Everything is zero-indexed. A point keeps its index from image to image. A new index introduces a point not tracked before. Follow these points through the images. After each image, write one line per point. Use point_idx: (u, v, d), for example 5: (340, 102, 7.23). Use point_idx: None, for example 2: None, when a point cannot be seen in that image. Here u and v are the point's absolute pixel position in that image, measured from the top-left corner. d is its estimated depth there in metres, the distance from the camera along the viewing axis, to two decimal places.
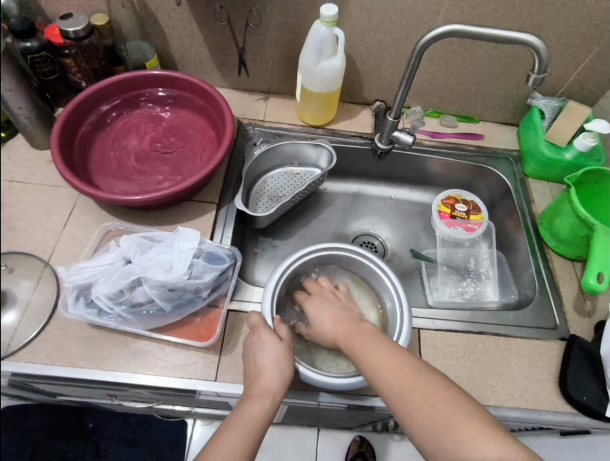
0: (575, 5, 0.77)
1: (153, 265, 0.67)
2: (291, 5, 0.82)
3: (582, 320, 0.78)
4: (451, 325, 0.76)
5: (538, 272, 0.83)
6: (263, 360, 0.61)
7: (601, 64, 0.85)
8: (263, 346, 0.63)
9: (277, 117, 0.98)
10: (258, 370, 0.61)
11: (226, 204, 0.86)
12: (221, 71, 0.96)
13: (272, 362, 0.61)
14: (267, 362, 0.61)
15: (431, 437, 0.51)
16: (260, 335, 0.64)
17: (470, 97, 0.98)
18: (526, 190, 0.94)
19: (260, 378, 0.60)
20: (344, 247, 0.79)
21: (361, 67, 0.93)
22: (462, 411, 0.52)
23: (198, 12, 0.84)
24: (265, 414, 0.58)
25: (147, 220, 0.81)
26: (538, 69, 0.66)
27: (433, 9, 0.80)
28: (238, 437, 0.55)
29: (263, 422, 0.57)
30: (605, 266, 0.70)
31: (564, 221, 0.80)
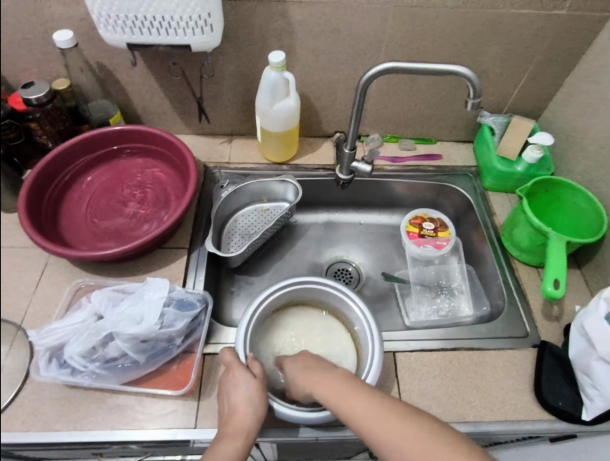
0: (503, 32, 0.83)
1: (124, 319, 0.68)
2: (241, 55, 0.86)
3: (551, 325, 0.80)
4: (426, 345, 0.77)
5: (505, 283, 0.86)
6: (237, 398, 0.63)
7: (537, 80, 0.91)
8: (238, 386, 0.64)
9: (242, 158, 1.02)
10: (233, 410, 0.62)
11: (197, 248, 0.88)
12: (183, 119, 1.00)
13: (247, 403, 0.62)
14: (242, 402, 0.62)
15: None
16: (234, 373, 0.65)
17: (423, 121, 1.03)
18: (486, 203, 0.98)
19: (235, 419, 0.61)
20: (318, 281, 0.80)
21: (316, 103, 0.98)
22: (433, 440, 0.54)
23: (154, 69, 0.88)
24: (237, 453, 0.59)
25: (120, 272, 0.82)
26: (473, 95, 0.70)
27: (374, 46, 0.85)
28: None
29: None
30: (561, 272, 0.73)
31: (521, 231, 0.84)
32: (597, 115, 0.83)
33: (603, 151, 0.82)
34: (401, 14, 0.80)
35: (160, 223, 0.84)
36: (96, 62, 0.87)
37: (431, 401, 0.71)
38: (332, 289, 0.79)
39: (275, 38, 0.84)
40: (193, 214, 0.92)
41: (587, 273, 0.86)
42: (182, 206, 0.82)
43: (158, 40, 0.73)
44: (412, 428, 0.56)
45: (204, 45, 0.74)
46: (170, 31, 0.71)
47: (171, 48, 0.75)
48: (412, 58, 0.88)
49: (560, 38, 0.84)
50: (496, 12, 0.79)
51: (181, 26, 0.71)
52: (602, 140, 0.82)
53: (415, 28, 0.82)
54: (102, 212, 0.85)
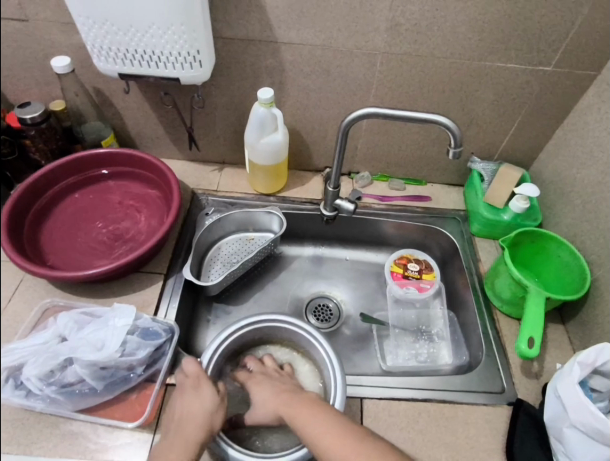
0: (491, 82, 0.83)
1: (85, 344, 0.67)
2: (233, 88, 0.88)
3: (529, 382, 0.77)
4: (396, 393, 0.74)
5: (485, 333, 0.83)
6: (195, 409, 0.65)
7: (528, 130, 0.91)
8: (198, 401, 0.66)
9: (231, 187, 1.02)
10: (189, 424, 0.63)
11: (174, 275, 0.87)
12: (176, 145, 1.02)
13: (206, 419, 0.64)
14: (199, 416, 0.64)
15: None
16: (200, 385, 0.67)
17: (414, 162, 1.03)
18: (473, 248, 0.96)
19: (189, 428, 0.63)
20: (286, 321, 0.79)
21: (307, 138, 0.99)
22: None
23: (148, 97, 0.90)
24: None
25: (93, 294, 0.82)
26: (455, 144, 0.70)
27: (364, 88, 0.87)
28: None
29: None
30: (537, 330, 0.71)
31: (503, 282, 0.82)
32: (585, 170, 0.82)
33: (589, 206, 0.81)
34: (390, 60, 0.81)
35: (139, 246, 0.85)
36: (93, 87, 0.90)
37: None
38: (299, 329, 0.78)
39: (267, 75, 0.85)
40: (175, 240, 0.93)
41: (571, 330, 0.83)
42: (161, 231, 0.82)
43: (149, 72, 0.75)
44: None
45: (195, 79, 0.76)
46: (160, 65, 0.73)
47: (161, 80, 0.77)
48: (401, 101, 0.88)
49: (549, 92, 0.84)
50: (484, 64, 0.80)
51: (171, 60, 0.72)
52: (589, 195, 0.81)
53: (404, 74, 0.83)
54: (84, 232, 0.85)
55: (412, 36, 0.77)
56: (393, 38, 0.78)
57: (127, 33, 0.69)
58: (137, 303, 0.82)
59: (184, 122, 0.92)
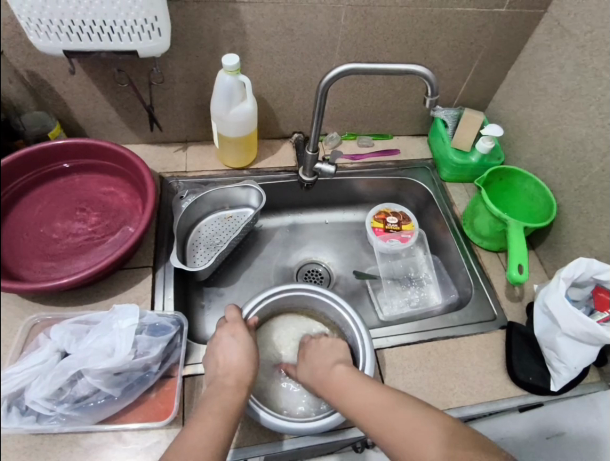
0: (451, 29, 0.85)
1: (93, 352, 0.63)
2: (192, 58, 0.82)
3: (515, 305, 0.85)
4: (405, 339, 0.79)
5: (470, 270, 0.90)
6: (235, 353, 0.66)
7: (483, 74, 0.96)
8: (233, 343, 0.67)
9: (199, 166, 0.97)
10: (225, 362, 0.65)
11: (162, 265, 0.83)
12: (132, 128, 0.93)
13: (244, 358, 0.66)
14: (238, 353, 0.66)
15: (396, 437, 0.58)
16: (238, 330, 0.70)
17: (380, 118, 1.05)
18: (445, 194, 1.01)
19: (236, 371, 0.64)
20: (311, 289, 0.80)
21: (273, 105, 0.95)
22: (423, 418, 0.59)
23: (96, 76, 0.81)
24: (234, 404, 0.60)
25: (78, 300, 0.75)
26: (431, 93, 0.72)
27: (329, 45, 0.85)
28: (208, 424, 0.57)
29: (230, 413, 0.59)
30: (522, 257, 0.79)
31: (482, 220, 0.88)
32: (540, 106, 0.89)
33: (546, 139, 0.88)
34: (353, 13, 0.80)
35: (126, 237, 0.81)
36: (27, 71, 0.78)
37: (415, 393, 0.73)
38: (324, 295, 0.80)
39: (228, 40, 0.80)
40: (153, 231, 0.87)
41: (541, 253, 0.92)
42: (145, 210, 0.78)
43: (100, 46, 0.67)
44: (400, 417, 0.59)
45: (153, 50, 0.69)
46: (113, 37, 0.66)
47: (115, 54, 0.69)
48: (366, 55, 0.88)
49: (502, 35, 0.88)
50: (443, 11, 0.82)
51: (126, 31, 0.65)
52: (545, 128, 0.88)
53: (368, 28, 0.83)
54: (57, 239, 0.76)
55: None
56: None
57: (71, 2, 0.61)
58: (130, 301, 0.77)
59: (142, 101, 0.84)
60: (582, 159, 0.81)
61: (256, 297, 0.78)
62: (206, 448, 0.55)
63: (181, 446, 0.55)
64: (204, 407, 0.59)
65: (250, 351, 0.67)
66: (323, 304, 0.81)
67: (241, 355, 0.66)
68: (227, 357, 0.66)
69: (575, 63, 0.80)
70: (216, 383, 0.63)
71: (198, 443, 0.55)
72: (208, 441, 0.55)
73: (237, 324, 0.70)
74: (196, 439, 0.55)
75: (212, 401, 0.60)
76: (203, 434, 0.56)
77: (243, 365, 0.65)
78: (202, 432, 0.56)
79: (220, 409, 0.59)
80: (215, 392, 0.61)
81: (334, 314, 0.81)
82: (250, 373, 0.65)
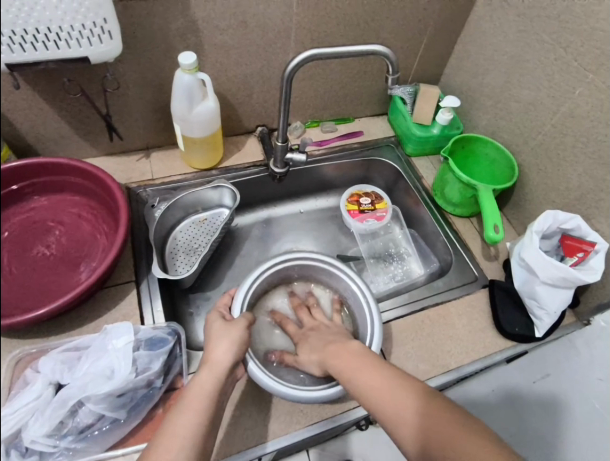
0: (399, 7, 0.88)
1: (92, 379, 0.59)
2: (144, 60, 0.79)
3: (492, 265, 0.90)
4: (398, 312, 0.82)
5: (447, 237, 0.94)
6: (220, 332, 0.65)
7: (433, 49, 0.99)
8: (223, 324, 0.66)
9: (166, 171, 0.94)
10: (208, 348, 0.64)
11: (144, 278, 0.80)
12: (89, 139, 0.89)
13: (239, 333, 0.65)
14: (217, 338, 0.64)
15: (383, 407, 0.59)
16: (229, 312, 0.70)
17: (340, 102, 1.06)
18: (413, 169, 1.05)
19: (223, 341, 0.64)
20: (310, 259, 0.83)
21: (234, 100, 0.94)
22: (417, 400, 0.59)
23: (43, 89, 0.76)
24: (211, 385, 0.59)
25: (61, 325, 0.71)
26: (393, 72, 0.74)
27: (284, 34, 0.84)
28: (190, 415, 0.56)
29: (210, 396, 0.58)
30: (497, 219, 0.82)
31: (452, 188, 0.91)
32: (490, 74, 0.93)
33: (500, 105, 0.93)
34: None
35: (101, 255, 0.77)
36: None
37: (416, 362, 0.75)
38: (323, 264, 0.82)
39: (180, 38, 0.78)
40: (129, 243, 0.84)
41: (508, 213, 0.97)
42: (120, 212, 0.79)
43: (47, 56, 0.61)
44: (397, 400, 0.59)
45: (106, 55, 0.66)
46: (60, 44, 0.61)
47: (63, 63, 0.64)
48: (322, 41, 0.88)
49: (446, 9, 0.92)
50: None
51: (74, 36, 0.61)
52: (497, 95, 0.93)
53: (321, 13, 0.83)
54: None
55: None
56: None
57: None
58: (117, 320, 0.74)
59: (97, 110, 0.80)
60: (535, 120, 0.86)
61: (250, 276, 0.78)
62: (186, 443, 0.54)
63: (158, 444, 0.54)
64: (186, 401, 0.57)
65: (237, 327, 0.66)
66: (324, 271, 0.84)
67: (216, 341, 0.64)
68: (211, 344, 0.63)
69: (518, 29, 0.84)
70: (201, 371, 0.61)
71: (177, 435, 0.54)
72: (190, 435, 0.54)
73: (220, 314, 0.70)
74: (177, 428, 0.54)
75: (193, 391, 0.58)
76: (184, 428, 0.55)
77: (220, 350, 0.63)
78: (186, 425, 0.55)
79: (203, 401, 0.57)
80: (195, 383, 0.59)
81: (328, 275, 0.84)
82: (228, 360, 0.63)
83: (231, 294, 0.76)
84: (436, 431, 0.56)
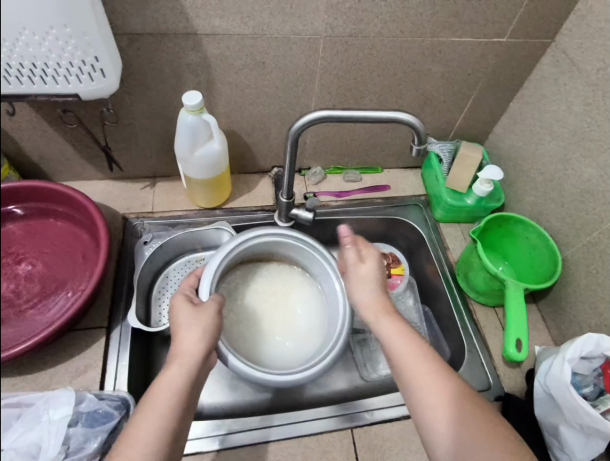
0: (445, 60, 0.76)
1: (13, 456, 0.50)
2: (152, 93, 0.73)
3: (513, 373, 0.76)
4: (387, 413, 0.70)
5: (464, 328, 0.80)
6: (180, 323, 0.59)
7: (482, 106, 0.86)
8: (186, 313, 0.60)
9: (168, 205, 0.88)
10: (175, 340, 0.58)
11: (117, 325, 0.74)
12: (94, 164, 0.85)
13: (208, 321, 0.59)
14: (186, 328, 0.58)
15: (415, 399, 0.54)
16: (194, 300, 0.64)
17: (368, 151, 0.95)
18: (439, 237, 0.92)
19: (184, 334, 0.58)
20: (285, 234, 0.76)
21: (248, 139, 0.86)
22: (454, 394, 0.53)
23: (45, 114, 0.72)
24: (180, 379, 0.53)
25: (18, 368, 0.67)
26: (418, 142, 0.64)
27: (307, 78, 0.75)
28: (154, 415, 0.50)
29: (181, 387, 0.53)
30: (521, 331, 0.73)
31: (477, 275, 0.80)
32: (545, 145, 0.79)
33: (552, 184, 0.79)
34: (333, 44, 0.70)
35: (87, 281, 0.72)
36: None
37: None
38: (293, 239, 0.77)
39: (191, 74, 0.71)
40: (111, 281, 0.79)
41: (543, 309, 0.82)
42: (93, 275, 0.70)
43: (32, 90, 0.55)
44: (431, 391, 0.53)
45: (98, 92, 0.62)
46: (46, 79, 0.56)
47: (50, 97, 0.59)
48: (350, 88, 0.78)
49: (502, 65, 0.79)
50: (436, 40, 0.72)
51: (61, 73, 0.56)
52: (550, 172, 0.79)
53: (351, 59, 0.73)
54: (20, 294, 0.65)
55: (356, 17, 0.67)
56: (336, 19, 0.67)
57: None
58: (78, 370, 0.69)
59: (96, 140, 0.76)
60: (592, 212, 0.71)
61: (218, 257, 0.72)
62: (148, 447, 0.48)
63: (120, 449, 0.48)
64: (149, 397, 0.52)
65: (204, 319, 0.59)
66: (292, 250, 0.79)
67: (183, 330, 0.58)
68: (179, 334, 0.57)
69: (586, 102, 0.70)
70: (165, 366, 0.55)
71: (139, 435, 0.49)
72: (153, 436, 0.49)
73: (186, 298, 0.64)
74: (141, 431, 0.49)
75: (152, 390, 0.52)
76: (148, 427, 0.49)
77: (187, 343, 0.57)
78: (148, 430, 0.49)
79: (167, 398, 0.51)
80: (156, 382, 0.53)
81: (302, 256, 0.79)
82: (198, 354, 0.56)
83: (197, 275, 0.71)
84: (470, 437, 0.50)
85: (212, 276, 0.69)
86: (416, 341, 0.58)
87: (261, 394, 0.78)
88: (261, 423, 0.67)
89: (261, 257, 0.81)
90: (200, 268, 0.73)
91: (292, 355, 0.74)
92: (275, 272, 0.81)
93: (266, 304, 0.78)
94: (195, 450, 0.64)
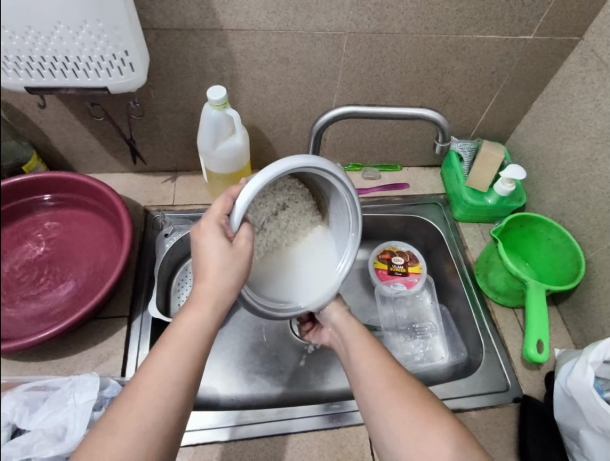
0: (469, 57, 0.75)
1: (41, 437, 0.57)
2: (176, 87, 0.74)
3: (532, 374, 0.75)
4: None
5: (482, 328, 0.80)
6: (209, 260, 0.51)
7: (505, 105, 0.85)
8: (216, 250, 0.51)
9: (188, 199, 0.89)
10: (203, 275, 0.51)
11: (139, 315, 0.76)
12: (117, 157, 0.87)
13: (242, 264, 0.52)
14: (220, 269, 0.51)
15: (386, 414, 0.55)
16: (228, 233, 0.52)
17: (388, 149, 0.95)
18: (458, 236, 0.91)
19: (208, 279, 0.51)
20: (329, 176, 0.57)
21: (269, 135, 0.86)
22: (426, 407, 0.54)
23: (73, 107, 0.74)
24: (205, 325, 0.50)
25: (44, 353, 0.69)
26: (442, 139, 0.66)
27: (329, 74, 0.75)
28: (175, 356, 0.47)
29: (204, 333, 0.50)
30: (543, 333, 0.72)
31: (497, 275, 0.79)
32: (571, 145, 0.78)
33: (577, 184, 0.77)
34: (356, 40, 0.70)
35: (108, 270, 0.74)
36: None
37: None
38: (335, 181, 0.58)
39: (215, 68, 0.72)
40: (133, 272, 0.80)
41: (563, 312, 0.81)
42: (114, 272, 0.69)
43: (65, 83, 0.59)
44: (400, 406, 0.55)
45: (127, 86, 0.62)
46: (79, 73, 0.58)
47: (83, 91, 0.61)
48: (372, 85, 0.78)
49: (528, 63, 0.77)
50: (460, 37, 0.72)
51: (93, 67, 0.58)
52: (575, 172, 0.77)
53: (374, 56, 0.73)
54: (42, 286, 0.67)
55: (381, 13, 0.67)
56: (360, 15, 0.67)
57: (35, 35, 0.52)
58: (100, 357, 0.71)
59: (121, 134, 0.77)
60: None
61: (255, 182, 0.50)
62: (161, 387, 0.45)
63: (139, 383, 0.46)
64: (169, 336, 0.48)
65: (237, 261, 0.51)
66: (321, 180, 0.62)
67: (215, 272, 0.51)
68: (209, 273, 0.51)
69: None
70: (191, 303, 0.51)
71: (165, 376, 0.46)
72: (178, 378, 0.46)
73: (219, 227, 0.52)
74: (165, 371, 0.46)
75: (178, 330, 0.49)
76: (164, 367, 0.46)
77: (218, 286, 0.51)
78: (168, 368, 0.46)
79: (193, 340, 0.49)
80: (184, 320, 0.50)
81: (337, 201, 0.65)
82: (229, 300, 0.52)
83: (231, 197, 0.53)
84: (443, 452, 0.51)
85: (254, 195, 0.50)
86: (387, 361, 0.61)
87: (277, 388, 0.78)
88: (277, 416, 0.68)
89: (292, 174, 0.63)
90: (235, 186, 0.54)
91: (277, 281, 0.65)
92: (296, 192, 0.65)
93: (268, 213, 0.64)
94: (211, 440, 0.65)
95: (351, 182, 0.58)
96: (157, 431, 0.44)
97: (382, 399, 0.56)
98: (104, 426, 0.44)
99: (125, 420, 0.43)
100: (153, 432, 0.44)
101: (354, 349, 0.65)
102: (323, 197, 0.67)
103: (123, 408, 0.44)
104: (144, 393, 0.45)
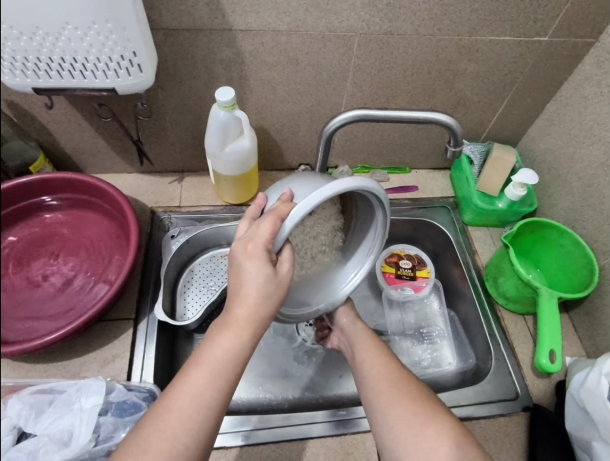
0: (482, 59, 0.74)
1: (47, 442, 0.57)
2: (184, 88, 0.73)
3: (542, 383, 0.73)
4: None
5: (492, 335, 0.78)
6: (251, 286, 0.48)
7: (517, 107, 0.84)
8: (258, 275, 0.47)
9: (195, 200, 0.89)
10: (244, 298, 0.48)
11: (145, 317, 0.75)
12: (124, 157, 0.86)
13: (283, 291, 0.49)
14: (261, 294, 0.48)
15: (391, 417, 0.54)
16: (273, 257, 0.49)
17: (397, 151, 0.93)
18: (467, 240, 0.90)
19: (246, 303, 0.48)
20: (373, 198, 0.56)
21: (277, 136, 0.85)
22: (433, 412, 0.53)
23: (80, 107, 0.74)
24: (242, 348, 0.48)
25: (50, 355, 0.69)
26: (454, 144, 0.65)
27: (339, 76, 0.74)
28: (207, 378, 0.46)
29: (240, 356, 0.48)
30: (555, 342, 0.71)
31: (508, 281, 0.78)
32: (585, 149, 0.76)
33: (590, 190, 0.76)
34: (367, 41, 0.69)
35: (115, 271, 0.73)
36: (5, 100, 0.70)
37: None
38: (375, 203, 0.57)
39: (224, 69, 0.71)
40: (139, 274, 0.80)
41: (575, 319, 0.80)
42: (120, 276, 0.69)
43: (72, 84, 0.58)
44: (405, 408, 0.54)
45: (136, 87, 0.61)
46: (86, 74, 0.58)
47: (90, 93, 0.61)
48: (382, 87, 0.77)
49: (542, 65, 0.76)
50: (473, 39, 0.70)
51: (101, 68, 0.57)
52: (589, 177, 0.76)
53: (385, 57, 0.72)
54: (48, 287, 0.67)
55: (393, 14, 0.65)
56: (372, 16, 0.65)
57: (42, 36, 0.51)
58: (106, 359, 0.70)
59: (128, 134, 0.77)
60: None
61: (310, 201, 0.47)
62: (192, 409, 0.45)
63: (170, 403, 0.45)
64: (204, 354, 0.47)
65: (277, 286, 0.49)
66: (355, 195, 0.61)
67: (258, 299, 0.48)
68: (247, 296, 0.48)
69: None
70: (228, 323, 0.48)
71: (198, 398, 0.46)
72: (212, 401, 0.46)
73: (264, 251, 0.48)
74: (197, 393, 0.46)
75: (214, 351, 0.47)
76: (196, 389, 0.46)
77: (258, 312, 0.48)
78: (200, 390, 0.46)
79: (227, 363, 0.47)
80: (219, 339, 0.48)
81: (364, 218, 0.65)
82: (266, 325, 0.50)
83: (279, 217, 0.48)
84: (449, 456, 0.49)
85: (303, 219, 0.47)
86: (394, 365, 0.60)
87: (283, 392, 0.78)
88: (284, 422, 0.67)
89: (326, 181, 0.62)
90: (282, 204, 0.49)
91: None
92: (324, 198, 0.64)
93: None
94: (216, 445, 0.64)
95: (389, 206, 0.57)
96: (189, 454, 0.44)
97: (387, 402, 0.55)
98: (135, 445, 0.44)
99: (157, 440, 0.44)
100: (185, 454, 0.44)
101: (362, 352, 0.64)
102: (348, 209, 0.66)
103: (156, 426, 0.45)
104: (175, 414, 0.45)
